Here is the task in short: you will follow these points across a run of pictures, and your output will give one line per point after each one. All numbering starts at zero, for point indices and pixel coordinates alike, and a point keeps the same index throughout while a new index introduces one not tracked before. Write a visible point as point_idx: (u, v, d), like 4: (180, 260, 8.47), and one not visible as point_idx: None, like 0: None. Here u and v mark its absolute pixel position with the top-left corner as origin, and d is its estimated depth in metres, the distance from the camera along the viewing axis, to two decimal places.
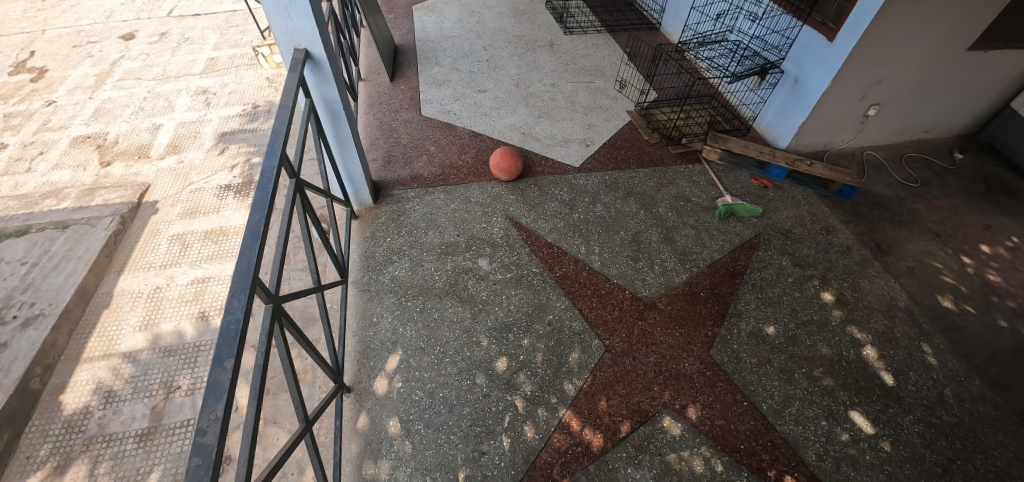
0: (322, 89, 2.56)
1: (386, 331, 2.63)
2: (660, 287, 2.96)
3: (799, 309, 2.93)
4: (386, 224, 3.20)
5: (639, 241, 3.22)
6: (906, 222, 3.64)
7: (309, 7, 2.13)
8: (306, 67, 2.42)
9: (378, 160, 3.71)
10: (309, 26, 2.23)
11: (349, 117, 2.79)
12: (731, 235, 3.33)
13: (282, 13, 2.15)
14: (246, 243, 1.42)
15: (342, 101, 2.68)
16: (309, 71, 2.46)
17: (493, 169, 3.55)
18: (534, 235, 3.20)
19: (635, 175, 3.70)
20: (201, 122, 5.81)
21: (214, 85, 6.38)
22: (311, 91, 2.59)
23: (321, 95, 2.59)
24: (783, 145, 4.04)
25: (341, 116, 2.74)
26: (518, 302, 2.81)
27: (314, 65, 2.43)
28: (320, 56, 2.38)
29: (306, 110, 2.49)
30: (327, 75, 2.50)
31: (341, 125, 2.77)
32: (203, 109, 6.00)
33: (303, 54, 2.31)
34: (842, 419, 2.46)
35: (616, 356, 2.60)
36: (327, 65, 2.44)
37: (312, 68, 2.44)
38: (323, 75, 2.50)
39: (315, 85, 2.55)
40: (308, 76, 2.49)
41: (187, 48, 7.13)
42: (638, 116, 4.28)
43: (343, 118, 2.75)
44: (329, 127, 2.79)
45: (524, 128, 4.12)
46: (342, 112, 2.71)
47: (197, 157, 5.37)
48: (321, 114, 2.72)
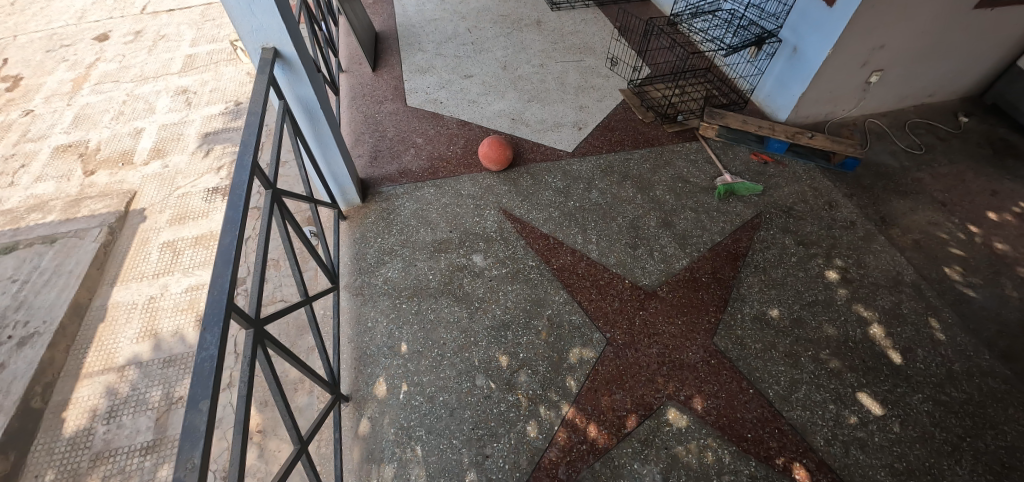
0: (297, 88, 2.44)
1: (381, 336, 2.57)
2: (661, 274, 2.88)
3: (804, 290, 2.87)
4: (376, 224, 3.11)
5: (637, 227, 3.13)
6: (910, 192, 3.54)
7: (272, 3, 1.99)
8: (277, 67, 2.29)
9: (364, 156, 3.58)
10: (276, 23, 2.09)
11: (327, 116, 2.67)
12: (731, 216, 3.24)
13: (244, 12, 2.01)
14: (217, 268, 1.33)
15: (319, 100, 2.56)
16: (280, 70, 2.34)
17: (483, 160, 3.43)
18: (528, 226, 3.11)
19: (631, 158, 3.59)
20: (184, 123, 5.66)
21: (194, 83, 6.19)
22: (284, 90, 2.46)
23: (296, 95, 2.47)
24: (782, 118, 3.90)
25: (319, 115, 2.61)
26: (516, 298, 2.74)
27: (285, 64, 2.30)
28: (290, 54, 2.25)
29: (281, 112, 2.37)
30: (300, 73, 2.37)
31: (320, 124, 2.66)
32: (185, 109, 5.83)
33: (272, 53, 2.18)
34: (850, 402, 2.44)
35: (618, 348, 2.55)
36: (299, 63, 2.31)
37: (283, 68, 2.30)
38: (296, 74, 2.37)
39: (289, 84, 2.42)
40: (280, 76, 2.36)
41: (163, 46, 6.90)
42: (631, 95, 4.12)
43: (323, 117, 2.63)
44: (308, 127, 2.68)
45: (513, 114, 3.98)
46: (320, 110, 2.59)
47: (182, 160, 5.24)
48: (298, 114, 2.60)
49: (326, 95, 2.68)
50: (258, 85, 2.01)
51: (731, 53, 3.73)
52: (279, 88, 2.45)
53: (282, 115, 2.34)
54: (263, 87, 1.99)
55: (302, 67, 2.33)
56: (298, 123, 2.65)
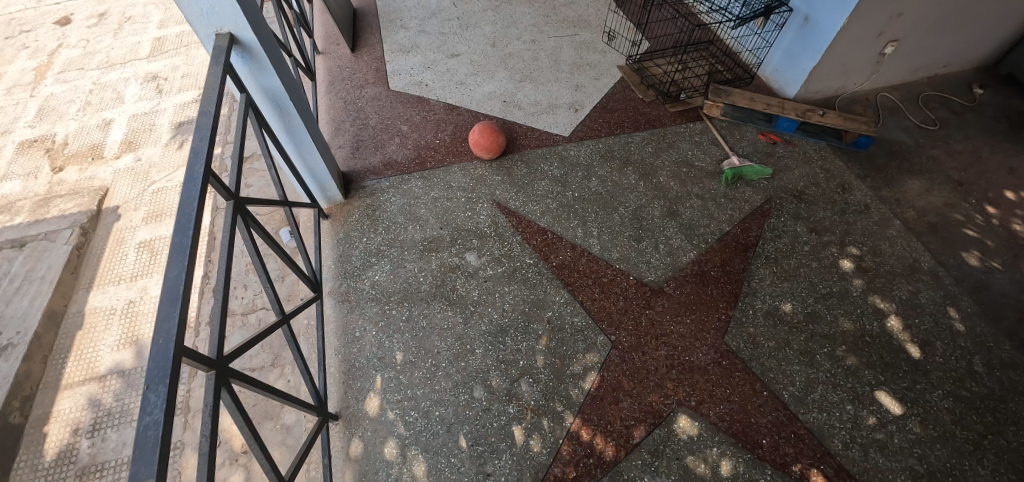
0: (261, 79, 2.19)
1: (371, 347, 2.41)
2: (667, 269, 2.72)
3: (817, 282, 2.73)
4: (361, 222, 2.90)
5: (641, 217, 2.94)
6: (925, 171, 3.36)
7: None
8: (235, 54, 2.02)
9: (346, 146, 3.33)
10: (229, 5, 1.81)
11: (299, 108, 2.42)
12: (739, 202, 3.05)
13: None
14: (163, 310, 1.12)
15: (288, 90, 2.31)
16: (239, 59, 2.08)
17: (473, 148, 3.19)
18: (524, 220, 2.90)
19: (632, 141, 3.36)
20: (155, 112, 5.32)
21: (164, 69, 5.81)
22: (247, 81, 2.21)
23: (261, 86, 2.22)
24: (791, 94, 3.67)
25: (289, 108, 2.37)
26: (514, 300, 2.57)
27: (244, 51, 2.04)
28: (250, 40, 1.99)
29: (244, 104, 2.11)
30: (263, 61, 2.11)
31: (291, 118, 2.41)
32: (156, 97, 5.48)
33: (228, 40, 1.92)
34: (868, 402, 2.35)
35: (624, 352, 2.42)
36: (261, 50, 2.04)
37: (243, 55, 2.04)
38: (258, 63, 2.11)
39: (251, 74, 2.17)
40: (240, 65, 2.10)
41: (130, 28, 6.46)
42: (630, 72, 3.85)
43: (293, 110, 2.38)
44: (277, 120, 2.43)
45: (505, 96, 3.71)
46: (289, 102, 2.34)
47: (156, 153, 4.94)
48: (266, 107, 2.35)
49: (295, 85, 2.43)
50: (210, 79, 1.76)
51: (740, 25, 3.43)
52: (241, 78, 2.19)
53: (246, 109, 2.09)
54: (217, 81, 1.74)
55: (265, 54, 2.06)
56: (266, 116, 2.40)
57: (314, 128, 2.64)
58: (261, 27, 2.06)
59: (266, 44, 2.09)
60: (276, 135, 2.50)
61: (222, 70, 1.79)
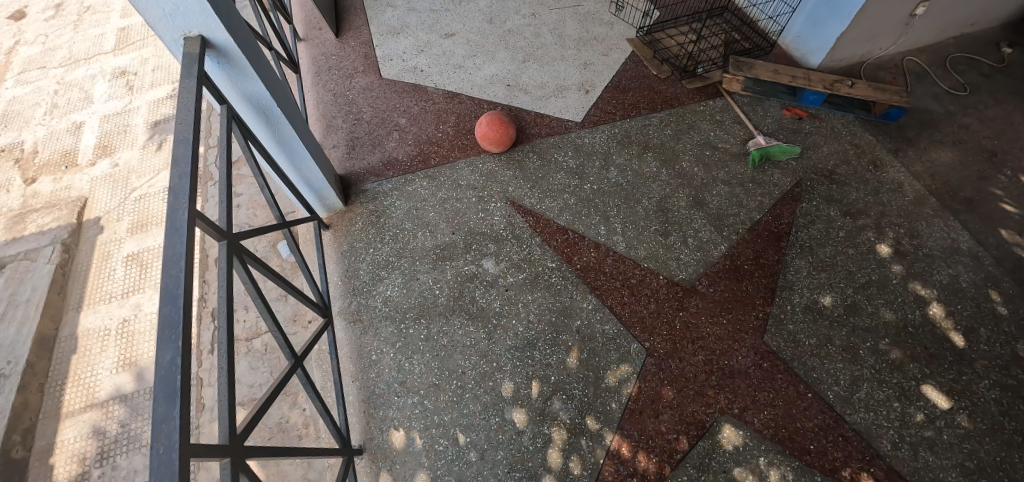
0: (242, 85, 1.91)
1: (390, 370, 2.24)
2: (698, 265, 2.55)
3: (855, 270, 2.58)
4: (365, 231, 2.67)
5: (666, 209, 2.74)
6: (958, 141, 3.16)
7: None
8: (208, 59, 1.75)
9: (340, 146, 3.05)
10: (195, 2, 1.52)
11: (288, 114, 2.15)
12: (768, 187, 2.85)
13: None
14: (159, 410, 0.92)
15: (274, 96, 2.03)
16: (213, 64, 1.80)
17: (481, 140, 2.90)
18: (542, 219, 2.69)
19: (650, 123, 3.11)
20: (128, 112, 4.95)
21: (133, 63, 5.38)
22: (226, 88, 1.93)
23: (242, 92, 1.94)
24: (814, 63, 3.41)
25: (277, 115, 2.10)
26: (539, 310, 2.39)
27: (219, 55, 1.76)
28: (224, 42, 1.70)
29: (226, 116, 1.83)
30: (241, 65, 1.83)
31: (280, 125, 2.15)
32: (127, 95, 5.09)
33: (198, 44, 1.63)
34: (915, 397, 2.24)
35: (660, 359, 2.27)
36: (238, 52, 1.76)
37: (218, 60, 1.77)
38: (237, 67, 1.83)
39: (230, 80, 1.89)
40: (216, 71, 1.83)
41: (91, 19, 5.97)
42: (641, 45, 3.52)
43: (282, 117, 2.11)
44: (264, 129, 2.16)
45: (508, 78, 3.35)
46: (276, 109, 2.07)
47: (133, 157, 4.62)
48: (251, 116, 2.08)
49: (281, 88, 2.15)
50: (182, 95, 1.48)
51: None
52: (218, 85, 1.91)
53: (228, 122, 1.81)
54: (192, 98, 1.46)
55: (244, 57, 1.78)
56: (252, 125, 2.13)
57: (306, 133, 2.37)
58: (237, 25, 1.76)
59: (245, 44, 1.79)
60: (265, 144, 2.24)
61: (196, 83, 1.51)
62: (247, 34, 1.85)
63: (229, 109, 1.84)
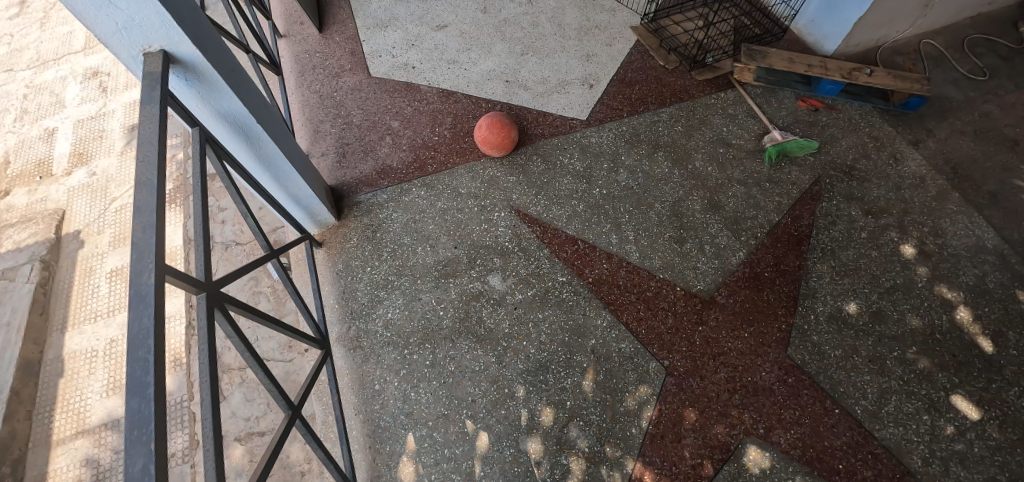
0: (216, 103, 1.70)
1: (394, 401, 2.11)
2: (717, 274, 2.41)
3: (880, 274, 2.46)
4: (360, 248, 2.49)
5: (680, 214, 2.58)
6: (982, 129, 3.00)
7: None
8: (173, 76, 1.54)
9: (329, 154, 2.84)
10: (153, 13, 1.31)
11: (270, 130, 1.94)
12: (786, 186, 2.70)
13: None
14: None
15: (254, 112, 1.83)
16: (180, 81, 1.59)
17: (481, 143, 2.70)
18: (549, 229, 2.53)
19: (659, 119, 2.92)
20: (104, 116, 4.68)
21: (105, 62, 5.08)
22: (197, 106, 1.73)
23: (216, 111, 1.73)
24: (829, 48, 3.22)
25: (258, 132, 1.89)
26: (551, 329, 2.26)
27: (186, 71, 1.55)
28: (191, 56, 1.49)
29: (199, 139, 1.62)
30: (213, 82, 1.62)
31: (262, 144, 1.95)
32: (101, 98, 4.80)
33: (160, 60, 1.42)
34: (945, 409, 2.14)
35: (681, 379, 2.15)
36: (208, 68, 1.55)
37: (186, 77, 1.56)
38: (208, 83, 1.62)
39: (201, 98, 1.68)
40: (185, 89, 1.62)
41: (58, 16, 5.61)
42: (646, 33, 3.29)
43: (263, 134, 1.91)
44: (244, 149, 1.96)
45: (506, 74, 3.15)
46: (257, 127, 1.86)
47: (111, 164, 4.38)
48: (228, 135, 1.88)
49: (261, 102, 1.94)
50: (143, 123, 1.28)
51: None
52: (188, 103, 1.70)
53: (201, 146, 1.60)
54: (155, 127, 1.26)
55: (216, 72, 1.57)
56: (230, 145, 1.93)
57: (291, 148, 2.16)
58: (206, 36, 1.54)
59: (216, 58, 1.58)
60: (246, 164, 2.04)
61: (160, 107, 1.30)
62: (218, 46, 1.63)
63: (203, 130, 1.63)
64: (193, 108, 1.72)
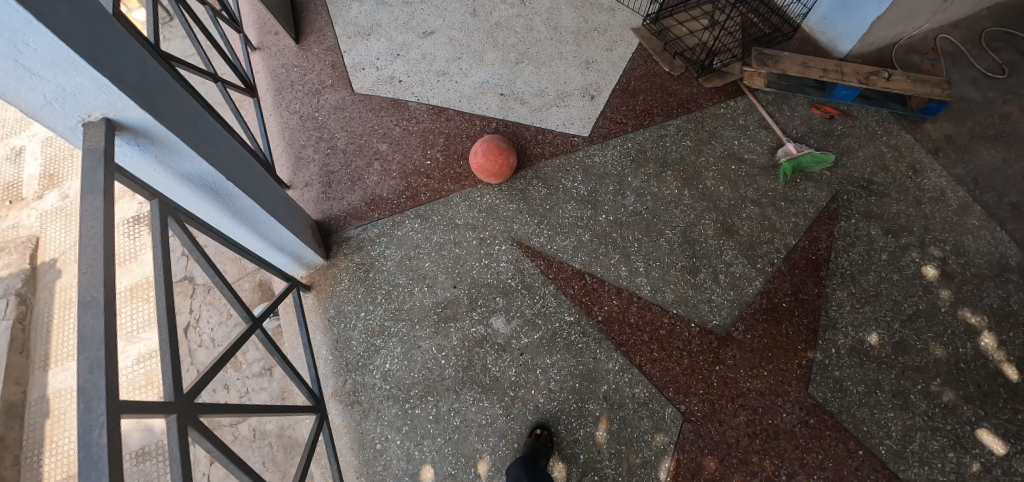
0: (177, 167, 1.47)
1: (397, 461, 2.00)
2: (732, 307, 2.28)
3: (902, 300, 2.34)
4: (353, 291, 2.33)
5: (693, 241, 2.43)
6: (1005, 133, 2.83)
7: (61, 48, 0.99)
8: (123, 145, 1.30)
9: (313, 184, 2.64)
10: (89, 80, 1.09)
11: (243, 185, 1.72)
12: (802, 205, 2.55)
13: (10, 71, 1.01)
14: None
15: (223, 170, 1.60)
16: (132, 150, 1.35)
17: (480, 169, 2.44)
18: (554, 262, 2.37)
19: (667, 133, 2.72)
20: None
21: None
22: (155, 175, 1.48)
23: (179, 175, 1.50)
24: (843, 48, 3.02)
25: (230, 190, 1.66)
26: (561, 375, 2.14)
27: (136, 138, 1.31)
28: (141, 122, 1.26)
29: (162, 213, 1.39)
30: (172, 146, 1.39)
31: (235, 201, 1.72)
32: None
33: (105, 131, 1.19)
34: (970, 445, 2.06)
35: (699, 425, 2.05)
36: (163, 131, 1.32)
37: (138, 144, 1.32)
38: (166, 148, 1.39)
39: (159, 165, 1.44)
40: (138, 157, 1.38)
41: None
42: (648, 36, 3.03)
43: (236, 191, 1.68)
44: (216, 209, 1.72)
45: (500, 86, 2.88)
46: (228, 185, 1.63)
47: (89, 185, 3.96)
48: (195, 200, 1.64)
49: (232, 154, 1.70)
50: (85, 219, 1.09)
51: None
52: (143, 173, 1.46)
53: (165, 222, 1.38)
54: (100, 222, 1.07)
55: (173, 135, 1.34)
56: (199, 208, 1.69)
57: (270, 197, 1.94)
58: (156, 93, 1.31)
59: (172, 117, 1.35)
60: (220, 224, 1.80)
61: (105, 194, 1.10)
62: (174, 101, 1.40)
63: (163, 200, 1.41)
64: (150, 175, 1.48)
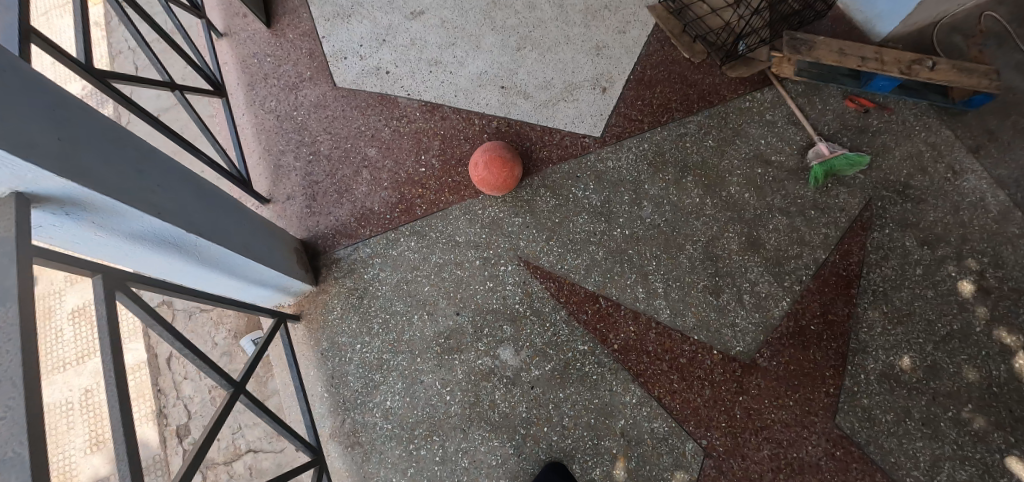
0: (121, 227, 1.27)
1: None
2: (758, 331, 2.13)
3: (935, 319, 2.19)
4: (348, 320, 2.16)
5: (715, 257, 2.23)
6: None
7: None
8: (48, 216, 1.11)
9: (297, 197, 2.39)
10: None
11: (207, 231, 1.53)
12: (834, 213, 2.35)
13: None
14: None
15: (178, 220, 1.40)
16: (61, 217, 1.15)
17: (486, 181, 2.12)
18: (565, 284, 2.17)
19: (688, 132, 2.44)
20: None
21: None
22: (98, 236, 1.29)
23: (125, 234, 1.31)
24: (884, 28, 2.70)
25: (192, 239, 1.48)
26: (575, 410, 2.01)
27: (61, 206, 1.12)
28: (63, 190, 1.06)
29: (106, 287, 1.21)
30: (109, 208, 1.19)
31: (199, 249, 1.53)
32: None
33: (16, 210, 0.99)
34: (997, 474, 1.99)
35: (720, 460, 1.98)
36: (94, 195, 1.12)
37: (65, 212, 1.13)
38: (102, 211, 1.19)
39: (99, 227, 1.25)
40: (70, 223, 1.18)
41: None
42: (665, 16, 2.65)
43: (199, 239, 1.50)
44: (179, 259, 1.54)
45: (500, 77, 2.53)
46: (187, 235, 1.44)
47: None
48: (152, 254, 1.45)
49: (189, 197, 1.51)
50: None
51: None
52: (82, 236, 1.27)
53: (111, 298, 1.20)
54: (14, 325, 0.88)
55: (108, 198, 1.15)
56: (158, 261, 1.50)
57: (241, 234, 1.75)
58: (82, 150, 1.12)
59: (105, 176, 1.15)
60: (187, 273, 1.62)
61: (16, 296, 0.91)
62: (106, 154, 1.21)
63: (105, 271, 1.23)
64: (89, 240, 1.28)
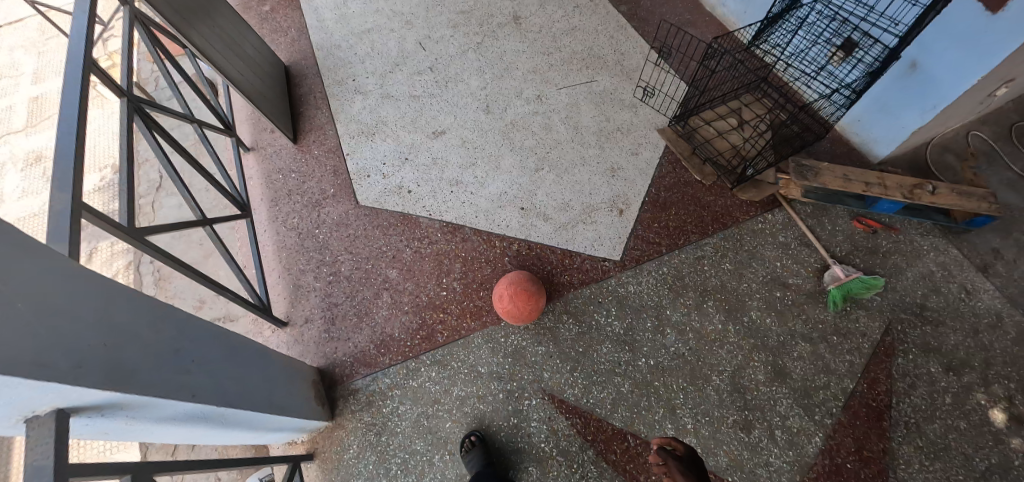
0: (153, 415, 1.21)
1: None
2: (792, 471, 2.07)
3: (973, 455, 2.12)
4: (366, 459, 2.07)
5: (742, 388, 2.20)
6: None
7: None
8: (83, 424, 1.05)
9: (315, 320, 2.35)
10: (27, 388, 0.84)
11: (234, 397, 1.47)
12: (855, 338, 2.37)
13: None
14: None
15: (209, 394, 1.35)
16: (94, 420, 1.09)
17: (513, 310, 2.08)
18: (592, 419, 2.11)
19: (705, 255, 2.48)
20: None
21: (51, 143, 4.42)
22: (125, 425, 1.22)
23: (155, 420, 1.24)
24: (881, 151, 2.84)
25: (218, 410, 1.42)
26: None
27: (101, 411, 1.07)
28: (104, 398, 1.02)
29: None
30: (145, 402, 1.14)
31: (224, 417, 1.46)
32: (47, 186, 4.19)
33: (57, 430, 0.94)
34: None
35: None
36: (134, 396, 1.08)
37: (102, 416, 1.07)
38: (138, 406, 1.14)
39: (129, 419, 1.19)
40: (101, 423, 1.12)
41: None
42: (675, 138, 2.79)
43: (226, 409, 1.44)
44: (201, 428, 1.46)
45: (520, 198, 2.57)
46: (215, 407, 1.38)
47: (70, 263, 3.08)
48: (176, 430, 1.37)
49: (218, 363, 1.47)
50: None
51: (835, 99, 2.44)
52: (109, 428, 1.20)
53: None
54: None
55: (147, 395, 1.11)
56: (180, 434, 1.42)
57: (264, 387, 1.69)
58: (123, 350, 1.10)
59: (145, 372, 1.12)
60: (206, 438, 1.54)
61: None
62: (145, 343, 1.18)
63: (132, 469, 1.15)
64: (118, 430, 1.21)
